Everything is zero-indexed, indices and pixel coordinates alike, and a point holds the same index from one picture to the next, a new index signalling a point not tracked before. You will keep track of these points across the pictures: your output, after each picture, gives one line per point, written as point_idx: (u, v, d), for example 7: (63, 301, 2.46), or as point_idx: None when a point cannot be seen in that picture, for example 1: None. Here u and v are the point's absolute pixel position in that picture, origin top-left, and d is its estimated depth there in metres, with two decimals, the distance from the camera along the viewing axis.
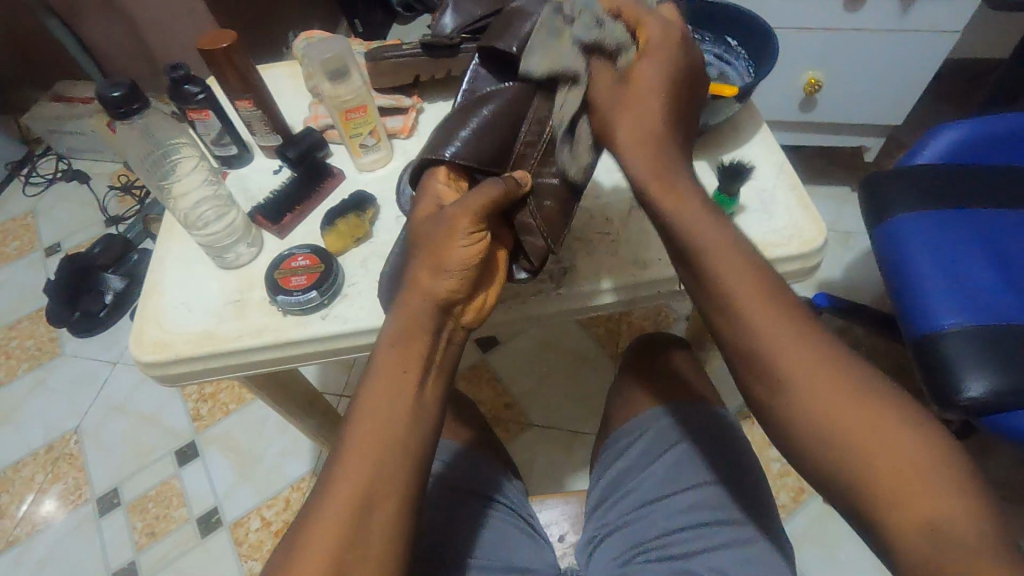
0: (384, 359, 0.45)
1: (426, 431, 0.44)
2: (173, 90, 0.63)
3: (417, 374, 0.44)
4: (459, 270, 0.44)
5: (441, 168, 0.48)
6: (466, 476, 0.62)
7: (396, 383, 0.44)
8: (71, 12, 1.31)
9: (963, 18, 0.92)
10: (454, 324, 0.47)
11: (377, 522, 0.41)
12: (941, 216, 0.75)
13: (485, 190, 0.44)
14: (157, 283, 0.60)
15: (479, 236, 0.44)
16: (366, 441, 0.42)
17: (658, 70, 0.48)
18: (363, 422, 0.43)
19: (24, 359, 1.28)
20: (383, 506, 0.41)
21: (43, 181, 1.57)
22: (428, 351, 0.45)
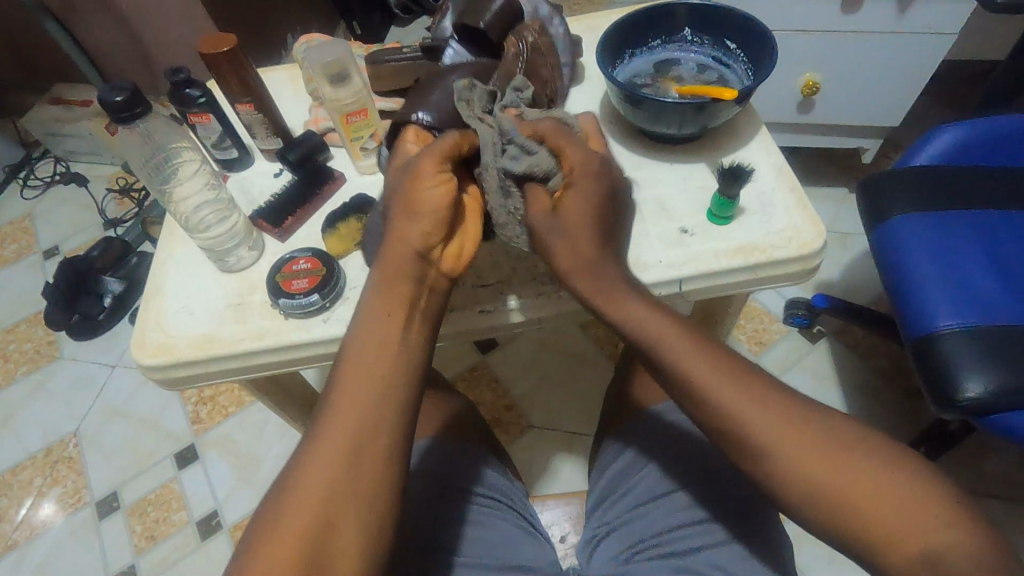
0: (364, 323, 0.46)
1: (406, 402, 0.45)
2: (173, 94, 0.64)
3: (399, 324, 0.47)
4: (430, 212, 0.47)
5: (411, 130, 0.54)
6: (460, 473, 0.61)
7: (379, 344, 0.46)
8: (69, 14, 1.31)
9: (959, 20, 0.93)
10: (436, 273, 0.49)
11: (367, 477, 0.42)
12: (938, 216, 0.76)
13: (446, 140, 0.49)
14: (158, 287, 0.60)
15: (446, 178, 0.48)
16: (353, 412, 0.43)
17: (585, 203, 0.50)
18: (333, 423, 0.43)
19: (23, 363, 1.27)
20: (370, 464, 0.42)
21: (41, 184, 1.57)
22: (411, 297, 0.48)
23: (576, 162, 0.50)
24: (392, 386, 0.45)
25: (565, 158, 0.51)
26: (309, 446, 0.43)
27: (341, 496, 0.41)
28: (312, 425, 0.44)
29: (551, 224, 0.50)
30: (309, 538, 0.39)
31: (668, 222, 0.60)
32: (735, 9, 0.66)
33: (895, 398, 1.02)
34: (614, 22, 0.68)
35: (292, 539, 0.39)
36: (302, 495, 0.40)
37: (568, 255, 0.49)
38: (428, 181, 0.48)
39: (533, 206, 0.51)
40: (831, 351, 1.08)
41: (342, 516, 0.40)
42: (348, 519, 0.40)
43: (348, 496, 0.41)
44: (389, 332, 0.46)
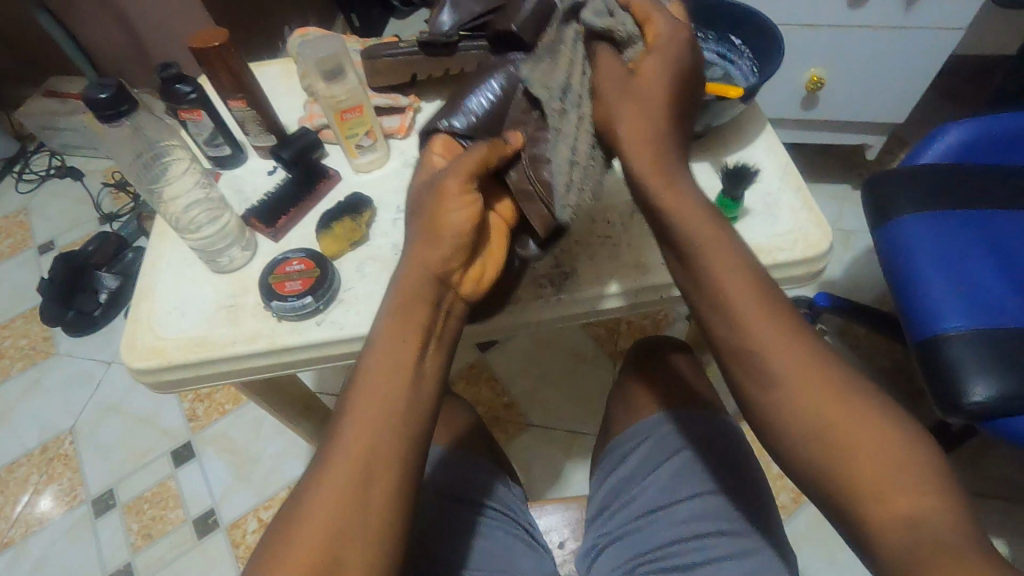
0: (383, 341, 0.44)
1: (418, 432, 0.43)
2: (164, 90, 0.62)
3: (415, 348, 0.44)
4: (451, 234, 0.46)
5: (439, 139, 0.51)
6: (460, 481, 0.61)
7: (391, 369, 0.43)
8: (61, 5, 1.29)
9: (967, 16, 0.91)
10: (453, 297, 0.48)
11: (376, 509, 0.40)
12: (946, 216, 0.74)
13: (477, 153, 0.47)
14: (149, 288, 0.58)
15: (468, 197, 0.47)
16: (363, 440, 0.41)
17: (664, 68, 0.49)
18: (345, 434, 0.42)
19: (18, 359, 1.26)
20: (378, 496, 0.40)
21: (36, 178, 1.55)
22: (428, 322, 0.45)
23: (661, 28, 0.50)
24: (403, 425, 0.42)
25: (650, 26, 0.51)
26: (315, 468, 0.41)
27: (348, 524, 0.39)
28: (320, 448, 0.42)
29: (623, 91, 0.49)
30: (315, 565, 0.37)
31: None
32: (741, 4, 0.64)
33: (898, 399, 1.01)
34: None
35: (299, 568, 0.37)
36: (310, 516, 0.39)
37: (637, 129, 0.47)
38: (449, 205, 0.46)
39: (607, 81, 0.50)
40: (834, 351, 1.07)
41: (348, 546, 0.38)
42: (354, 550, 0.38)
43: (357, 529, 0.39)
44: (403, 362, 0.44)
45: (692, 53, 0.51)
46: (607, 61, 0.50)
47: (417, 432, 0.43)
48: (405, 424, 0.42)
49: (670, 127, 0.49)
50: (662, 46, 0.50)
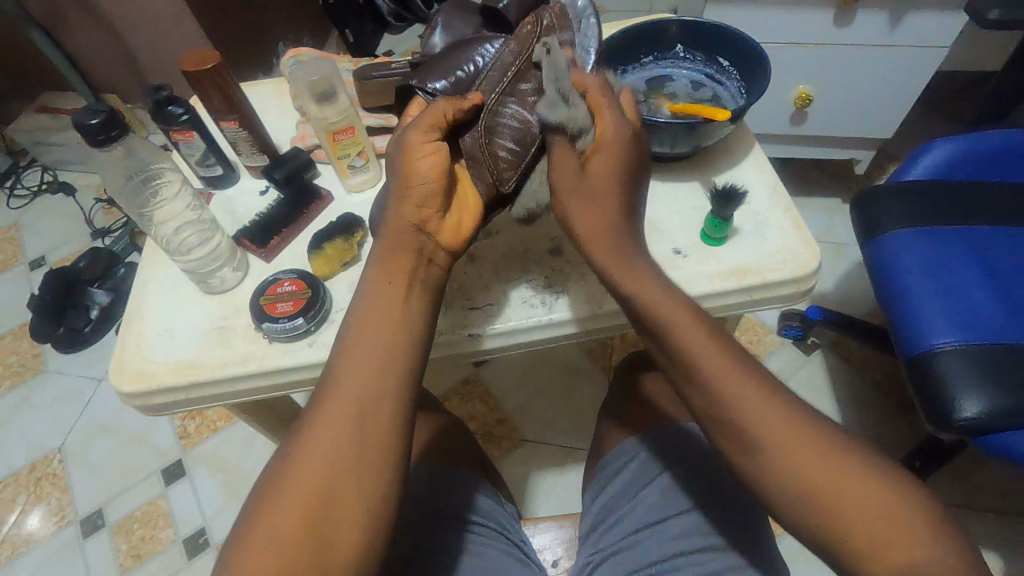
0: (367, 296, 0.46)
1: (405, 389, 0.43)
2: (155, 112, 0.62)
3: (399, 295, 0.45)
4: (421, 186, 0.47)
5: (418, 100, 0.55)
6: (446, 499, 0.60)
7: (375, 321, 0.44)
8: (55, 23, 1.29)
9: (951, 34, 0.93)
10: (435, 246, 0.48)
11: (372, 454, 0.40)
12: (934, 232, 0.75)
13: (441, 106, 0.50)
14: (138, 310, 0.58)
15: (434, 143, 0.48)
16: (353, 388, 0.42)
17: (613, 168, 0.48)
18: (326, 405, 0.42)
19: (7, 377, 1.25)
20: (368, 442, 0.41)
21: (28, 194, 1.54)
22: (411, 271, 0.46)
23: (609, 127, 0.48)
24: (390, 373, 0.43)
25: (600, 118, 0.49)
26: (305, 424, 0.42)
27: (341, 470, 0.40)
28: (310, 401, 0.43)
29: (579, 183, 0.50)
30: (309, 514, 0.38)
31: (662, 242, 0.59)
32: (728, 27, 0.66)
33: (890, 411, 1.01)
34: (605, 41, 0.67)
35: (293, 515, 0.38)
36: (301, 463, 0.40)
37: (588, 221, 0.49)
38: (417, 155, 0.48)
39: (562, 173, 0.50)
40: (825, 364, 1.07)
41: (341, 492, 0.39)
42: (348, 497, 0.39)
43: (351, 476, 0.40)
44: (388, 313, 0.45)
45: (641, 144, 0.50)
46: (560, 152, 0.50)
47: (405, 382, 0.43)
48: (391, 374, 0.43)
49: (625, 218, 0.50)
50: (611, 134, 0.48)
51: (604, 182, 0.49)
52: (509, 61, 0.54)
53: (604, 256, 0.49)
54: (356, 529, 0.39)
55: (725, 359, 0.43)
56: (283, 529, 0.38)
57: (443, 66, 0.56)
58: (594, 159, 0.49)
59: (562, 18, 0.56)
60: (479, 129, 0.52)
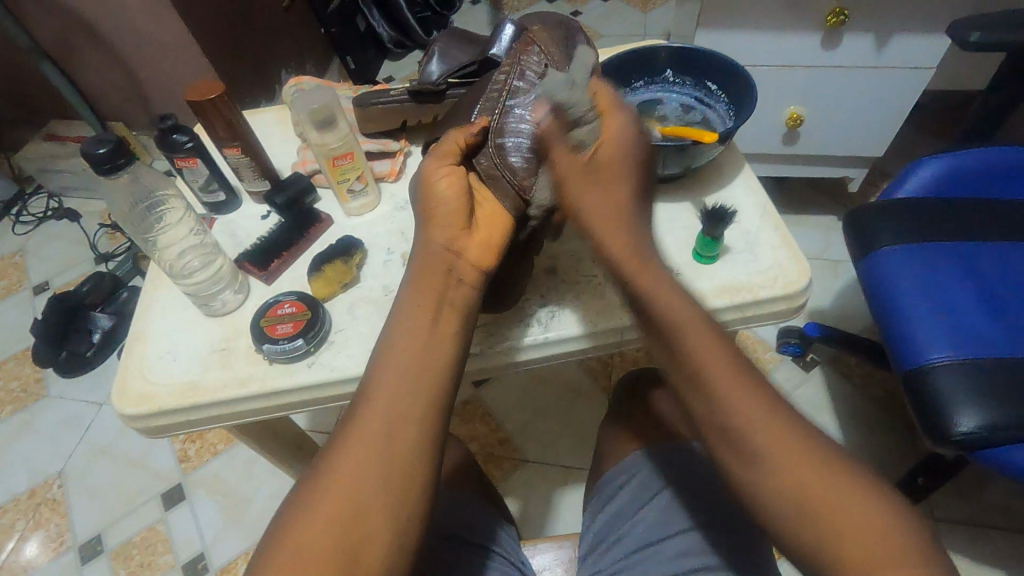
0: (402, 315, 0.47)
1: (438, 402, 0.44)
2: (160, 141, 0.64)
3: (428, 311, 0.47)
4: (443, 206, 0.50)
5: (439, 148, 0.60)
6: (456, 522, 0.60)
7: (407, 340, 0.45)
8: (64, 55, 1.33)
9: (936, 55, 0.96)
10: (465, 263, 0.49)
11: (401, 469, 0.41)
12: (925, 249, 0.76)
13: (456, 135, 0.53)
14: (141, 332, 0.59)
15: (450, 168, 0.52)
16: (386, 405, 0.43)
17: (623, 162, 0.51)
18: (360, 421, 0.43)
19: (9, 402, 1.25)
20: (396, 461, 0.41)
21: (33, 220, 1.56)
22: (441, 289, 0.47)
23: (614, 120, 0.51)
24: (421, 395, 0.44)
25: (608, 115, 0.51)
26: (334, 443, 0.42)
27: (370, 486, 0.40)
28: (347, 414, 0.44)
29: (591, 182, 0.50)
30: (339, 530, 0.39)
31: None
32: (715, 52, 0.68)
33: (891, 428, 1.01)
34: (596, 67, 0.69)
35: (325, 530, 0.39)
36: (331, 479, 0.40)
37: (602, 221, 0.50)
38: (435, 178, 0.51)
39: (569, 173, 0.51)
40: (826, 381, 1.07)
41: (371, 507, 0.40)
42: (375, 512, 0.40)
43: (383, 492, 0.40)
44: (416, 335, 0.46)
45: (642, 148, 0.53)
46: (564, 149, 0.51)
47: (435, 398, 0.44)
48: (422, 392, 0.44)
49: (637, 215, 0.51)
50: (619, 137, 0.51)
51: (616, 169, 0.51)
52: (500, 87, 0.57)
53: (634, 266, 0.48)
54: (384, 547, 0.39)
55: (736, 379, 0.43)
56: (312, 544, 0.38)
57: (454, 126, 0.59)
58: (601, 150, 0.50)
59: (547, 39, 0.59)
60: (492, 152, 0.54)
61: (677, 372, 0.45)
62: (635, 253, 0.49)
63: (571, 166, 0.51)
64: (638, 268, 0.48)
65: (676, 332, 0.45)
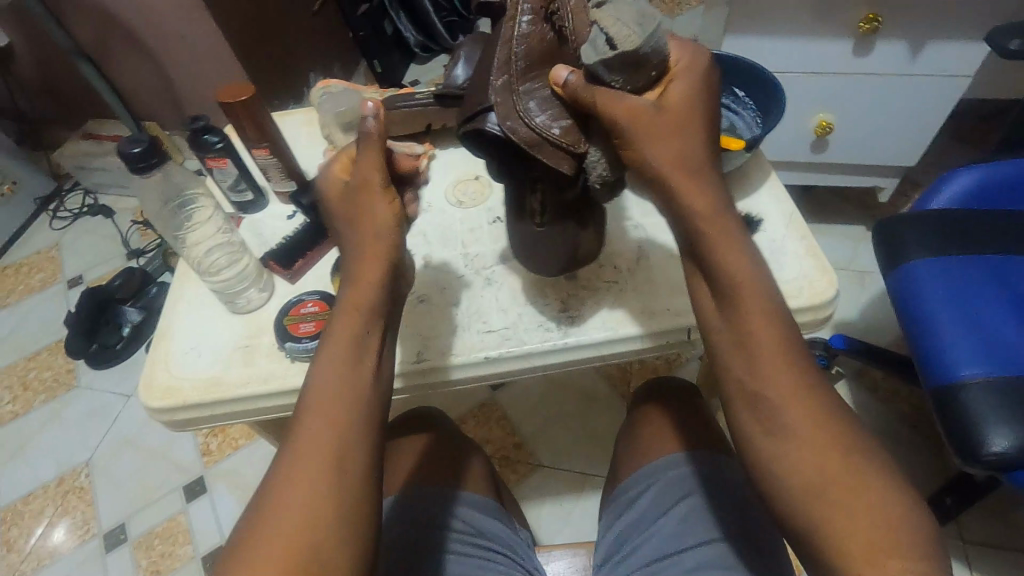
0: (328, 339, 0.45)
1: (374, 418, 0.43)
2: (192, 141, 0.66)
3: (358, 334, 0.45)
4: (382, 231, 0.45)
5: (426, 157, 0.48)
6: (428, 514, 0.59)
7: (335, 358, 0.44)
8: (103, 56, 1.37)
9: (973, 63, 0.93)
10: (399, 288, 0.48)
11: (350, 487, 0.40)
12: (958, 262, 0.74)
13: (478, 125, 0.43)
14: (168, 328, 0.61)
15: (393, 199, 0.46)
16: (332, 417, 0.42)
17: (693, 99, 0.43)
18: (301, 446, 0.41)
19: (41, 391, 1.29)
20: (344, 477, 0.40)
21: (69, 216, 1.62)
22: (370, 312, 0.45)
23: (680, 56, 0.44)
24: (359, 413, 0.43)
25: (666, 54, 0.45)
26: (284, 458, 0.41)
27: (321, 506, 0.39)
28: (282, 443, 0.43)
29: (660, 118, 0.42)
30: (294, 548, 0.38)
31: (676, 271, 0.61)
32: (744, 58, 0.67)
33: (918, 445, 0.98)
34: None
35: (281, 544, 0.38)
36: (282, 503, 0.39)
37: (672, 162, 0.42)
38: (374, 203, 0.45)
39: (640, 121, 0.42)
40: (851, 395, 1.04)
41: (323, 517, 0.39)
42: (330, 531, 0.39)
43: (334, 501, 0.39)
44: (345, 357, 0.44)
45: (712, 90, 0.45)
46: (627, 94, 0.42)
47: (371, 415, 0.43)
48: (360, 409, 0.43)
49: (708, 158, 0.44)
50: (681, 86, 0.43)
51: (687, 111, 0.43)
52: (512, 46, 0.45)
53: (703, 222, 0.42)
54: (344, 554, 0.39)
55: (781, 364, 0.41)
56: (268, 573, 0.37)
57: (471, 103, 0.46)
58: (668, 89, 0.43)
59: None
60: (521, 111, 0.44)
61: (728, 325, 0.43)
62: (711, 204, 0.43)
63: (630, 105, 0.41)
64: (710, 223, 0.42)
65: (736, 298, 0.42)
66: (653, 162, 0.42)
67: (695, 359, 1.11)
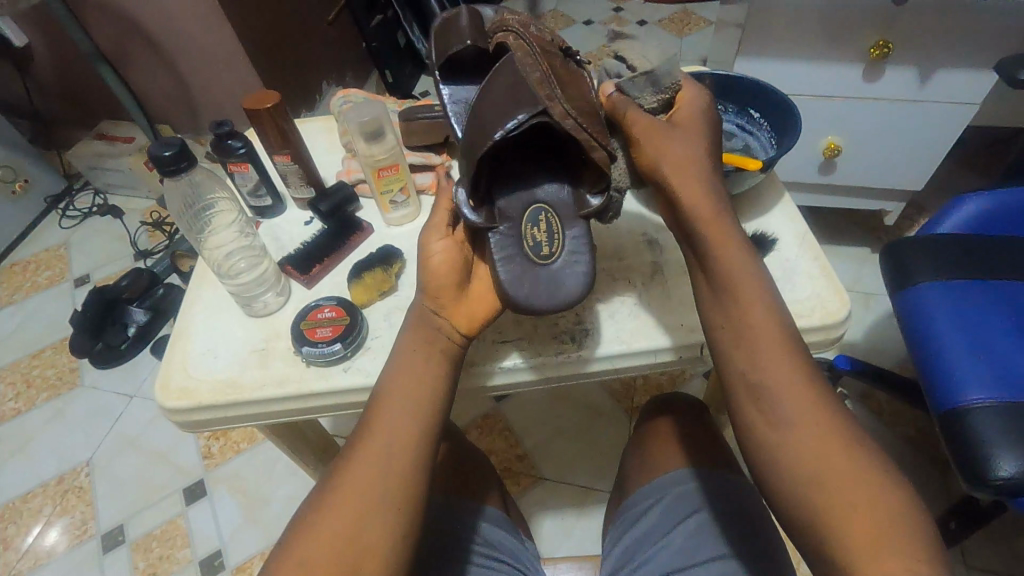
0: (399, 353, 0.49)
1: (431, 429, 0.46)
2: (215, 146, 0.67)
3: (423, 353, 0.49)
4: (436, 277, 0.50)
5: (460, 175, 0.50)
6: (446, 517, 0.60)
7: (402, 371, 0.48)
8: (120, 60, 1.39)
9: (981, 91, 0.95)
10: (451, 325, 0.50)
11: (398, 490, 0.43)
12: (966, 286, 0.75)
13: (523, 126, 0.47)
14: (184, 329, 0.61)
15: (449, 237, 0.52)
16: (385, 426, 0.45)
17: (699, 120, 0.52)
18: (361, 447, 0.45)
19: (45, 389, 1.29)
20: (393, 479, 0.43)
21: (79, 215, 1.63)
22: (434, 335, 0.49)
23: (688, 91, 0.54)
24: (417, 423, 0.46)
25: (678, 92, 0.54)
26: (341, 460, 0.45)
27: (370, 503, 0.42)
28: (347, 442, 0.46)
29: (671, 128, 0.50)
30: (340, 539, 0.41)
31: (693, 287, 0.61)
32: (759, 81, 0.68)
33: (923, 468, 0.98)
34: None
35: (327, 537, 0.41)
36: (337, 497, 0.43)
37: (676, 166, 0.48)
38: (432, 250, 0.51)
39: (650, 126, 0.49)
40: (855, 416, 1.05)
41: (368, 518, 0.42)
42: (376, 528, 0.42)
43: (379, 504, 0.42)
44: (411, 370, 0.48)
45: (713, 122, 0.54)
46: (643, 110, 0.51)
47: (427, 425, 0.46)
48: (419, 418, 0.46)
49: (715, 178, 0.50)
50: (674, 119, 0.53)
51: (691, 125, 0.51)
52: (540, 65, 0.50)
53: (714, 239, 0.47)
54: (382, 554, 0.41)
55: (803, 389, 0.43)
56: (317, 559, 0.40)
57: (520, 95, 0.48)
58: (678, 113, 0.52)
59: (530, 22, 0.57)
60: (569, 108, 0.48)
61: (742, 349, 0.44)
62: (712, 208, 0.48)
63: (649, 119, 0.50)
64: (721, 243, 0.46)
65: (751, 338, 0.44)
66: (663, 161, 0.48)
67: (700, 376, 1.12)
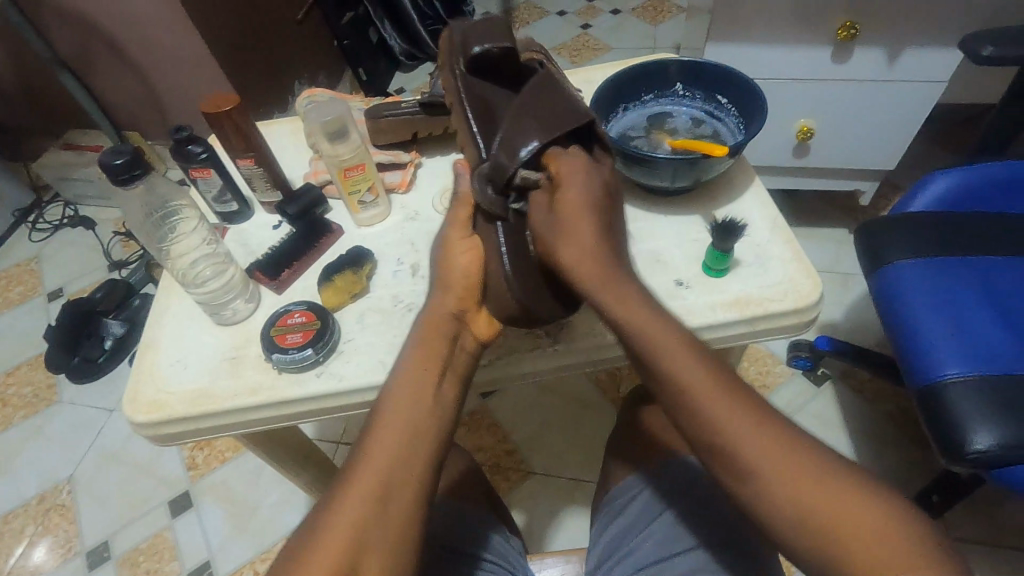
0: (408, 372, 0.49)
1: (435, 453, 0.46)
2: (175, 151, 0.65)
3: (435, 374, 0.49)
4: (460, 280, 0.52)
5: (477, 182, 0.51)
6: (445, 528, 0.60)
7: (411, 391, 0.48)
8: (83, 67, 1.35)
9: (949, 68, 0.95)
10: (469, 336, 0.52)
11: (399, 517, 0.42)
12: (939, 263, 0.75)
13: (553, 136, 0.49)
14: (153, 341, 0.60)
15: (469, 242, 0.53)
16: (388, 453, 0.44)
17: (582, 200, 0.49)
18: (363, 468, 0.44)
19: (21, 407, 1.27)
20: (396, 505, 0.42)
21: (50, 227, 1.59)
22: (446, 354, 0.50)
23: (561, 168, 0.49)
24: (424, 443, 0.45)
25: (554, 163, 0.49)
26: (342, 482, 0.43)
27: (371, 531, 0.41)
28: (346, 463, 0.45)
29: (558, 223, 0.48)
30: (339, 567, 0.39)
31: (664, 275, 0.61)
32: (725, 67, 0.68)
33: (905, 445, 0.99)
34: (608, 78, 0.69)
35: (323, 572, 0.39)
36: (336, 523, 0.41)
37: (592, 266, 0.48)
38: (455, 252, 0.53)
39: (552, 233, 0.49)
40: (838, 396, 1.06)
41: (368, 543, 0.40)
42: (374, 560, 0.40)
43: (377, 534, 0.41)
44: (422, 389, 0.48)
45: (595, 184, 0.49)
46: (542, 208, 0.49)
47: (433, 448, 0.46)
48: (426, 440, 0.46)
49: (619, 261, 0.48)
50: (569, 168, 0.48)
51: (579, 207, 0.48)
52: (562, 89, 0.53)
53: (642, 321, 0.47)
54: None
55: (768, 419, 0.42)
56: None
57: (565, 113, 0.49)
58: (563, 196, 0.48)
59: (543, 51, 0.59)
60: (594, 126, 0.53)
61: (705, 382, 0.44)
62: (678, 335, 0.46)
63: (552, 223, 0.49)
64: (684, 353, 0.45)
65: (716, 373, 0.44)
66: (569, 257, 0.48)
67: None
